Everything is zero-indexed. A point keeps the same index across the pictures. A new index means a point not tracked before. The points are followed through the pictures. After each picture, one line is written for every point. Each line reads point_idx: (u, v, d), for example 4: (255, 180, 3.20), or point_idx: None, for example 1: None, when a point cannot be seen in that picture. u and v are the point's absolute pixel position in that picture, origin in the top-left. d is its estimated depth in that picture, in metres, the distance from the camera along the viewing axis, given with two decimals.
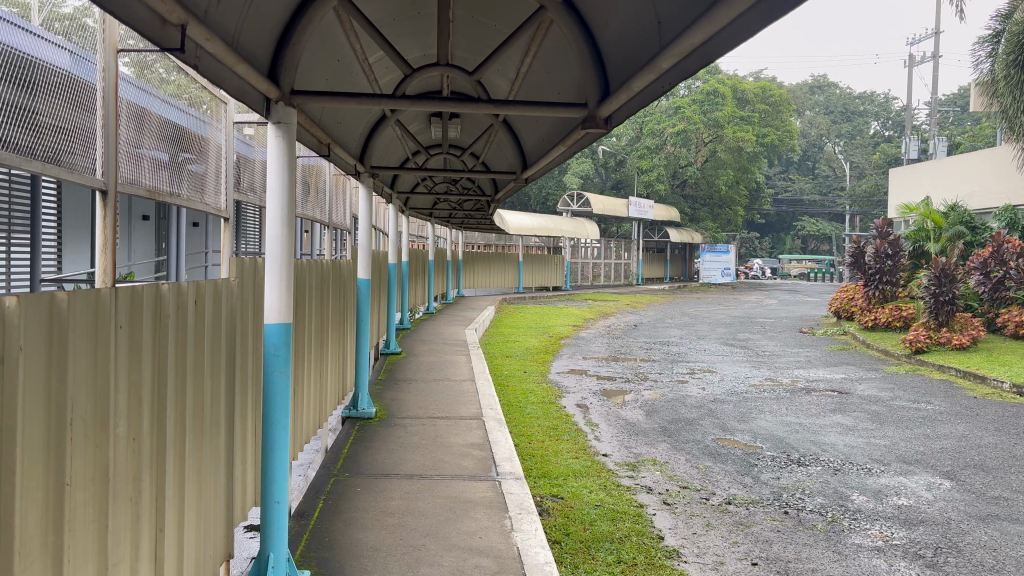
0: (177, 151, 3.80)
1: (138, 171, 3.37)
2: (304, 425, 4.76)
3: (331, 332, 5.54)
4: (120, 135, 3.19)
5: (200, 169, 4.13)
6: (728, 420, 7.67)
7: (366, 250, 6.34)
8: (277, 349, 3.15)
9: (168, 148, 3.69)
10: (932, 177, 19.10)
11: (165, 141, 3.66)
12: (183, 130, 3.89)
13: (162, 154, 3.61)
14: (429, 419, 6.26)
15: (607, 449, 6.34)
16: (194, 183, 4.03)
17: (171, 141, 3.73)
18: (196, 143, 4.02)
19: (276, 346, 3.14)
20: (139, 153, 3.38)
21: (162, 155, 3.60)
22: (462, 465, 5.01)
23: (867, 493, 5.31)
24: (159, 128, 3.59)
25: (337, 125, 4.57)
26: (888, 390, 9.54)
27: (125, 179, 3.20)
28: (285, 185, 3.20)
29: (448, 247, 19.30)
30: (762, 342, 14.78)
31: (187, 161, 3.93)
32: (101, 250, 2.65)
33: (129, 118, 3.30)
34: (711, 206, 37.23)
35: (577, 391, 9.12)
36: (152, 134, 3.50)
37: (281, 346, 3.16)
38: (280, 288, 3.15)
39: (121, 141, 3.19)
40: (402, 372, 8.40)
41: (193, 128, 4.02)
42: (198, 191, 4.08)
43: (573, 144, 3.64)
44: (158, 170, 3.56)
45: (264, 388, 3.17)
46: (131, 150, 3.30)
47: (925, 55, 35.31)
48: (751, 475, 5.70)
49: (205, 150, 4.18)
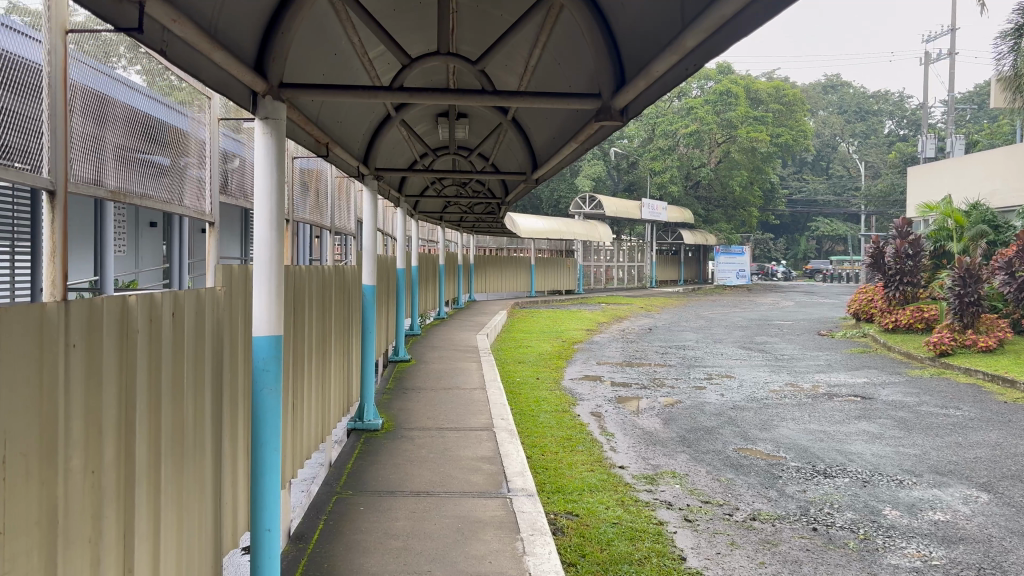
0: (149, 147, 3.47)
1: (105, 169, 3.07)
2: (304, 440, 4.51)
3: (334, 342, 5.31)
4: (78, 129, 2.89)
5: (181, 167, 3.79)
6: (749, 428, 7.39)
7: (370, 256, 6.09)
8: (267, 364, 2.93)
9: (132, 140, 3.36)
10: (951, 175, 18.76)
11: (137, 139, 3.38)
12: (165, 127, 3.60)
13: (126, 148, 3.28)
14: (438, 430, 6.01)
15: (624, 461, 6.08)
16: (174, 183, 3.70)
17: (137, 133, 3.39)
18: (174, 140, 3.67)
19: (265, 361, 2.91)
20: (102, 147, 3.07)
21: (129, 151, 3.28)
22: (472, 481, 4.75)
23: (901, 508, 5.02)
24: (123, 121, 3.28)
25: (336, 124, 4.34)
26: (913, 395, 9.23)
27: (85, 177, 2.89)
28: (276, 187, 2.97)
29: (460, 251, 19.07)
30: (781, 345, 14.46)
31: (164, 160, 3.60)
32: (52, 263, 2.35)
33: (93, 112, 3.02)
34: (725, 208, 36.88)
35: (592, 399, 8.86)
36: (117, 128, 3.19)
37: (270, 361, 2.94)
38: (269, 298, 2.92)
39: (79, 134, 2.89)
40: (412, 381, 8.16)
41: (174, 122, 3.69)
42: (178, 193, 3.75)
43: (588, 139, 3.40)
44: (122, 165, 3.22)
45: (252, 406, 2.95)
46: (96, 144, 3.03)
47: (941, 52, 34.91)
48: (776, 488, 5.42)
49: (187, 150, 3.84)
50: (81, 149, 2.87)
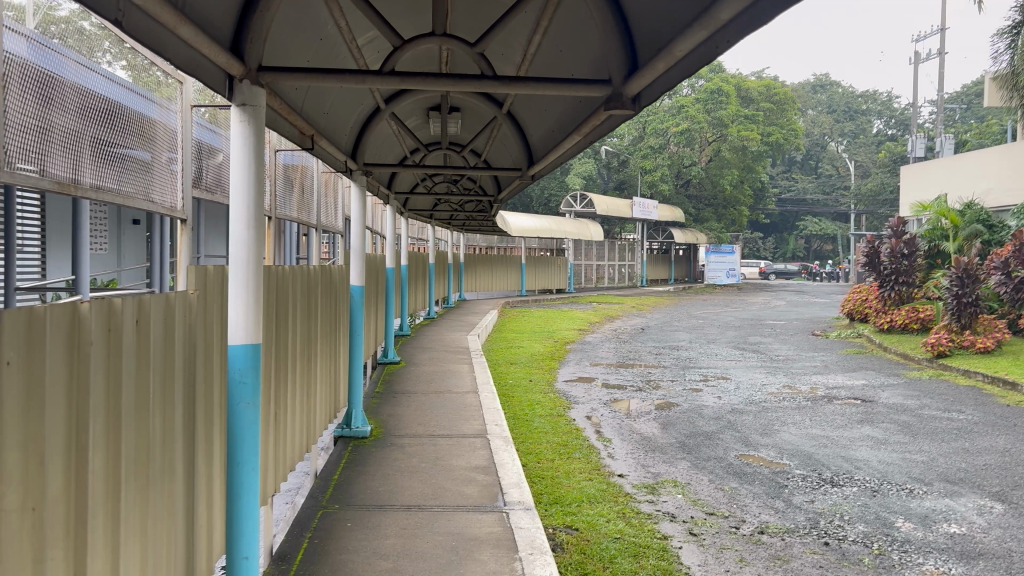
0: (108, 134, 3.21)
1: (52, 156, 2.82)
2: (288, 451, 4.24)
3: (320, 346, 5.05)
4: (23, 110, 2.63)
5: (145, 156, 3.49)
6: (750, 433, 7.17)
7: (358, 255, 5.82)
8: (243, 376, 2.69)
9: (86, 125, 3.07)
10: (945, 174, 18.63)
11: (94, 125, 3.12)
12: (125, 112, 3.33)
13: (76, 134, 2.99)
14: (429, 438, 5.75)
15: (623, 469, 5.85)
16: (136, 174, 3.40)
17: (89, 118, 3.09)
18: (132, 126, 3.38)
19: (242, 373, 2.67)
20: (50, 130, 2.81)
21: (82, 138, 3.03)
22: (465, 494, 4.51)
23: (913, 520, 4.80)
24: (79, 104, 3.03)
25: (322, 115, 4.10)
26: (914, 397, 9.02)
27: (27, 166, 2.64)
28: (255, 183, 2.72)
29: (449, 249, 18.82)
30: (775, 346, 14.28)
31: (122, 149, 3.30)
32: None
33: (41, 93, 2.76)
34: (715, 207, 36.75)
35: (587, 402, 8.62)
36: (67, 112, 2.93)
37: (247, 372, 2.70)
38: (246, 304, 2.68)
39: (23, 116, 2.63)
40: (402, 385, 7.89)
41: (137, 109, 3.42)
42: (141, 185, 3.45)
43: (596, 129, 3.15)
44: (74, 152, 2.97)
45: (229, 423, 2.71)
46: (43, 128, 2.77)
47: (931, 51, 34.92)
48: (782, 499, 5.20)
49: (151, 138, 3.54)
50: (21, 132, 2.61)
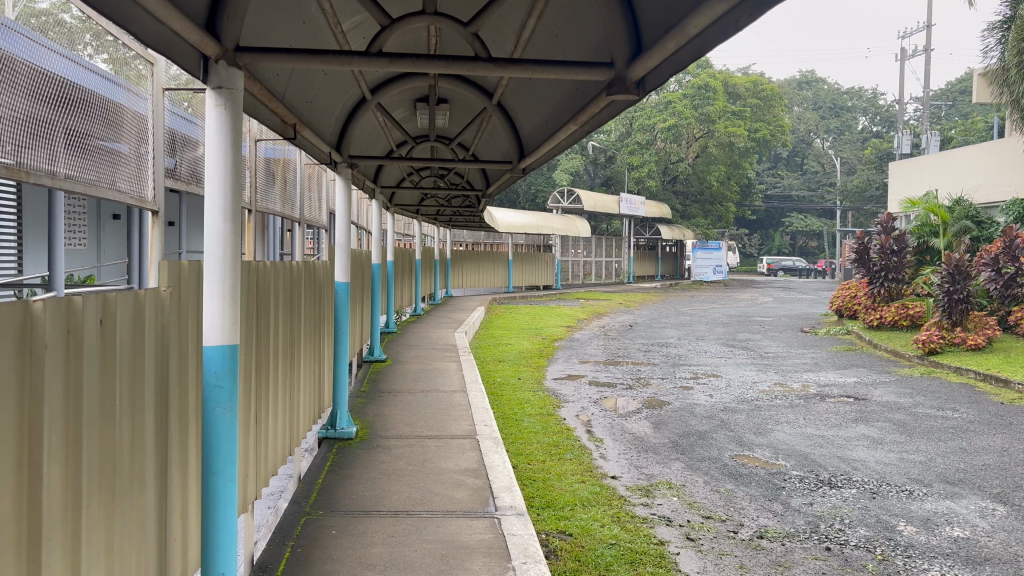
0: (64, 117, 2.99)
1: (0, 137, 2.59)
2: (269, 454, 4.05)
3: (303, 345, 4.88)
4: None
5: (110, 144, 3.25)
6: (743, 433, 7.04)
7: (343, 249, 5.62)
8: (219, 380, 2.52)
9: (38, 106, 2.84)
10: (933, 170, 18.59)
11: (46, 105, 2.90)
12: (81, 92, 3.11)
13: (28, 115, 2.77)
14: (417, 439, 5.58)
15: (616, 470, 5.70)
16: (100, 161, 3.17)
17: (41, 99, 2.87)
18: (100, 111, 3.20)
19: (217, 376, 2.50)
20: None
21: (33, 119, 2.80)
22: (455, 498, 4.34)
23: (916, 523, 4.67)
24: (30, 83, 2.81)
25: (304, 101, 3.92)
26: (907, 395, 8.92)
27: None
28: (232, 174, 2.54)
29: (436, 246, 18.65)
30: (764, 343, 14.19)
31: (82, 134, 3.07)
32: None
33: None
34: (702, 203, 36.67)
35: (577, 400, 8.46)
36: (16, 89, 2.71)
37: (223, 377, 2.53)
38: (222, 304, 2.50)
39: None
40: (388, 383, 7.72)
41: (96, 90, 3.20)
42: (107, 173, 3.21)
43: (598, 114, 3.00)
44: (25, 133, 2.74)
45: (205, 431, 2.55)
46: None
47: (918, 48, 35.05)
48: (780, 501, 5.06)
49: (118, 124, 3.32)
50: None
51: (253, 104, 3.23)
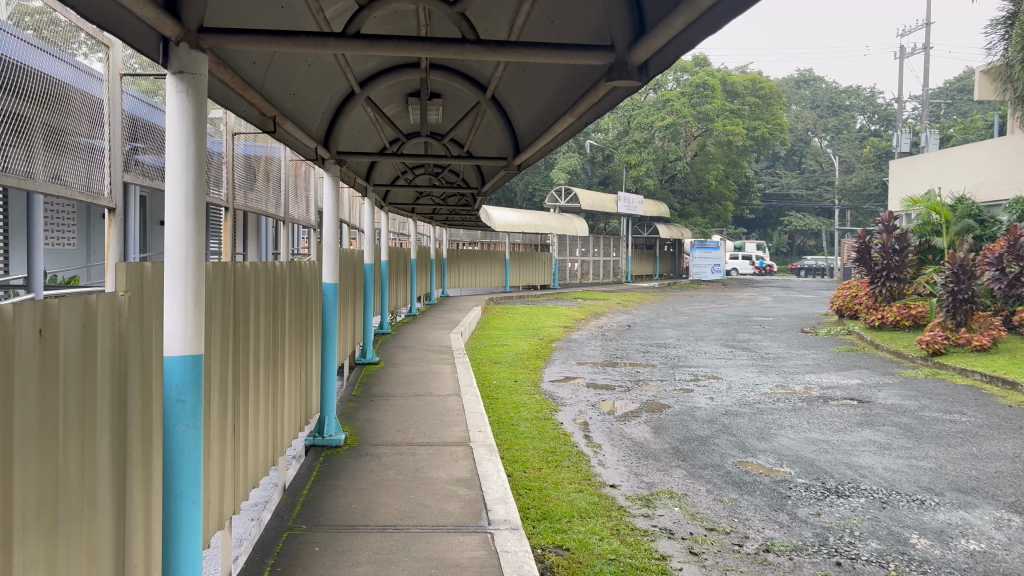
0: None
1: None
2: (251, 467, 3.84)
3: (287, 350, 4.68)
4: None
5: (51, 125, 2.99)
6: (746, 438, 6.83)
7: (331, 249, 5.41)
8: (182, 395, 2.38)
9: None
10: (935, 168, 18.38)
11: None
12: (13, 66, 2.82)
13: None
14: (408, 446, 5.37)
15: (615, 479, 5.49)
16: (42, 143, 2.90)
17: None
18: (38, 91, 2.94)
19: (180, 391, 2.37)
20: None
21: None
22: (446, 511, 4.12)
23: (929, 535, 4.46)
24: None
25: (284, 92, 3.72)
26: (913, 398, 8.71)
27: None
28: (194, 167, 2.36)
29: (432, 245, 18.42)
30: (765, 343, 13.97)
31: (20, 113, 2.80)
32: None
33: None
34: (701, 201, 36.44)
35: (575, 404, 8.24)
36: None
37: (185, 391, 2.38)
38: (185, 313, 2.35)
39: None
40: (379, 387, 7.50)
41: (29, 64, 2.92)
42: (49, 157, 2.94)
43: (599, 101, 2.78)
44: None
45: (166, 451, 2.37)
46: None
47: (917, 46, 34.91)
48: (787, 512, 4.86)
49: (56, 102, 3.05)
50: None
51: (225, 94, 3.03)
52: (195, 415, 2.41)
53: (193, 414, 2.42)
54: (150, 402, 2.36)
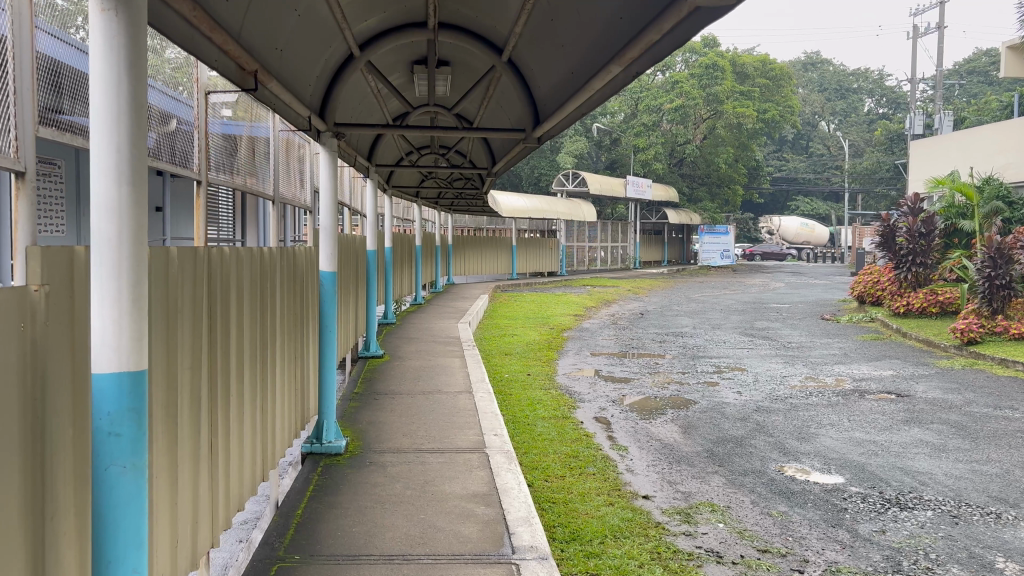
0: None
1: None
2: (235, 488, 3.28)
3: (279, 347, 4.11)
4: None
5: None
6: (785, 438, 6.27)
7: (328, 232, 4.83)
8: (117, 425, 1.84)
9: None
10: (957, 148, 17.77)
11: None
12: None
13: None
14: (416, 455, 4.79)
15: (647, 488, 4.93)
16: None
17: None
18: None
19: (114, 419, 1.83)
20: None
21: None
22: (462, 536, 3.56)
23: (1017, 558, 3.88)
24: None
25: (266, 44, 3.18)
26: (955, 392, 8.15)
27: None
28: (127, 114, 1.82)
29: (438, 231, 17.83)
30: (785, 332, 13.37)
31: None
32: None
33: None
34: (709, 185, 35.71)
35: (593, 399, 7.66)
36: None
37: (122, 420, 1.84)
38: (120, 320, 1.80)
39: None
40: (384, 384, 6.90)
41: None
42: None
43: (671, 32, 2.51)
44: None
45: (93, 498, 1.85)
46: None
47: (930, 25, 34.15)
48: (846, 528, 4.30)
49: None
50: None
51: (185, 35, 2.45)
52: (135, 451, 1.87)
53: (132, 450, 1.87)
54: (73, 434, 1.80)
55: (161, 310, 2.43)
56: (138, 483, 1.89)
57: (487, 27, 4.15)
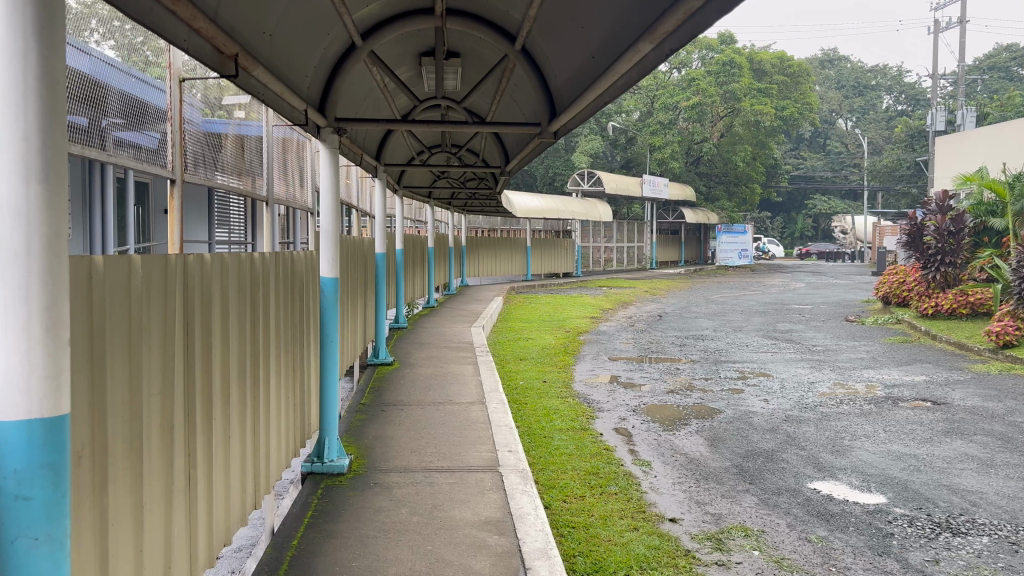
0: None
1: None
2: (223, 520, 2.97)
3: (276, 357, 3.78)
4: None
5: None
6: (818, 451, 5.88)
7: (329, 234, 4.48)
8: (26, 489, 1.61)
9: None
10: (985, 144, 17.26)
11: None
12: None
13: None
14: (424, 474, 4.44)
15: (674, 509, 4.56)
16: None
17: None
18: None
19: (21, 480, 1.60)
20: None
21: None
22: (472, 572, 3.21)
23: None
24: None
25: (248, 26, 2.83)
26: (994, 399, 7.73)
27: None
28: (35, 98, 1.54)
29: (450, 233, 17.53)
30: (809, 334, 12.94)
31: None
32: None
33: None
34: (727, 184, 35.22)
35: (613, 409, 7.29)
36: None
37: (34, 485, 1.61)
38: (28, 361, 1.55)
39: None
40: (393, 394, 6.56)
41: None
42: None
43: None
44: None
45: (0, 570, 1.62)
46: None
47: (952, 20, 33.50)
48: (894, 556, 3.92)
49: None
50: None
51: (144, 7, 2.09)
52: (48, 519, 1.62)
53: (45, 516, 1.63)
54: None
55: (124, 324, 2.11)
56: (53, 556, 1.65)
57: (498, 11, 3.80)
